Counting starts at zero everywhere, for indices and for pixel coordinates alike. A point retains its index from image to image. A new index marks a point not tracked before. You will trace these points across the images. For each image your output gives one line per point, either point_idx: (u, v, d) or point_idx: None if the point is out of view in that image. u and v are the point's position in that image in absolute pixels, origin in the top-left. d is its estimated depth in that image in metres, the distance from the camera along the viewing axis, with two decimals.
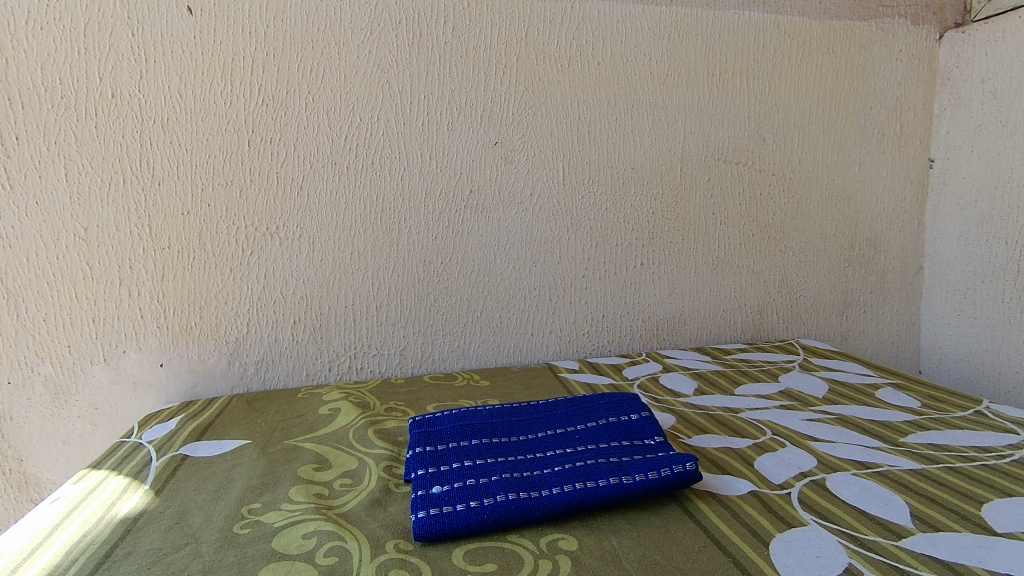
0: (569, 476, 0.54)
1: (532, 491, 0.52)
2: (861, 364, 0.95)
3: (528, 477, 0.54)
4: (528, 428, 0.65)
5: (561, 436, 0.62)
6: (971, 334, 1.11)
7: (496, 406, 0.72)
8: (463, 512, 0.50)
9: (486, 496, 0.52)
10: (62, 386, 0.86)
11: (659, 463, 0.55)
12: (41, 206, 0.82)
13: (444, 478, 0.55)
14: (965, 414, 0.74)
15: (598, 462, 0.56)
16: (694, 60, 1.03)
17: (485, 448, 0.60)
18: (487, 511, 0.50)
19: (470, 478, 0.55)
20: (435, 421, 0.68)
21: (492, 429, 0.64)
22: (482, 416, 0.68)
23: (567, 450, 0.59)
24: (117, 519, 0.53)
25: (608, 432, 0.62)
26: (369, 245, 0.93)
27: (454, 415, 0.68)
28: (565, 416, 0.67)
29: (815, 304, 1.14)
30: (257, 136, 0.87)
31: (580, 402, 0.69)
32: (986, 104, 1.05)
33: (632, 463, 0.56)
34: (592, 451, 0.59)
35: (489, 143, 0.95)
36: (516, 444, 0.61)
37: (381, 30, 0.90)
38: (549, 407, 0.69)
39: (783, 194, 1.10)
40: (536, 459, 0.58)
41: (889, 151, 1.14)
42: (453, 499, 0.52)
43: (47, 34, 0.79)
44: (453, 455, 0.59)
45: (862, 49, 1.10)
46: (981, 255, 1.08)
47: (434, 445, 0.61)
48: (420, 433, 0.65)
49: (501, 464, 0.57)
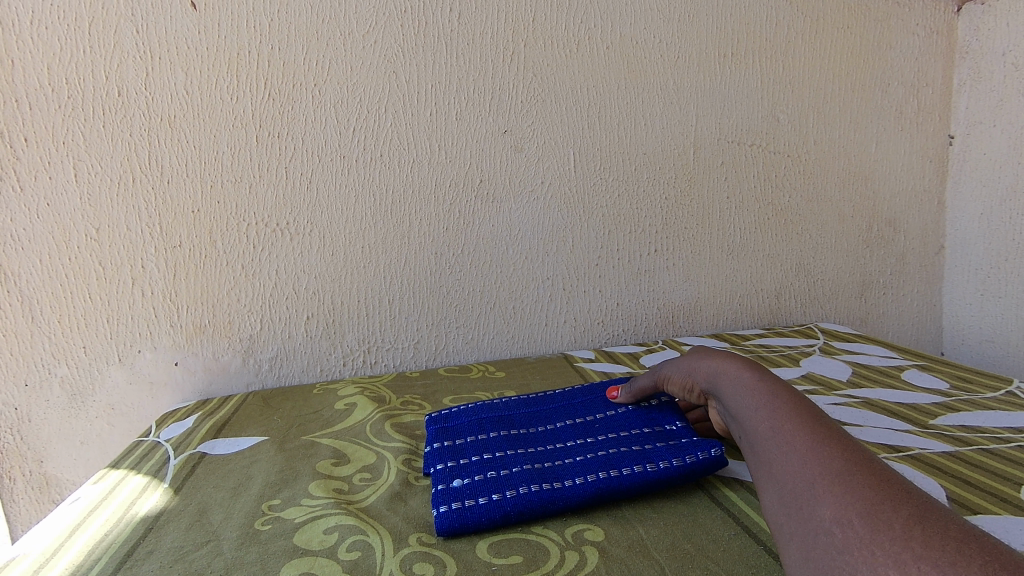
0: (592, 466, 0.53)
1: (554, 482, 0.51)
2: (884, 347, 0.93)
3: (551, 468, 0.54)
4: (546, 418, 0.64)
5: (579, 425, 0.62)
6: (995, 314, 1.09)
7: (511, 397, 0.72)
8: (486, 505, 0.49)
9: (508, 488, 0.51)
10: (79, 387, 0.86)
11: (683, 451, 0.54)
12: (52, 207, 0.82)
13: (464, 471, 0.54)
14: (995, 395, 0.72)
15: (621, 451, 0.55)
16: (705, 41, 1.01)
17: (503, 440, 0.60)
18: (508, 503, 0.49)
19: (491, 471, 0.54)
20: (451, 416, 0.67)
21: (509, 421, 0.64)
22: (498, 409, 0.67)
23: (587, 440, 0.58)
24: (137, 518, 0.53)
25: (628, 420, 0.61)
26: (380, 238, 0.92)
27: (469, 409, 0.68)
28: (582, 406, 0.66)
29: (833, 287, 1.12)
30: (265, 131, 0.87)
31: (596, 392, 0.69)
32: (1008, 77, 1.03)
33: (656, 450, 0.55)
34: (612, 439, 0.58)
35: (499, 131, 0.94)
36: (536, 436, 0.60)
37: (386, 19, 0.88)
38: (566, 396, 0.69)
39: (799, 176, 1.08)
40: (556, 449, 0.57)
41: (907, 129, 1.11)
42: (475, 492, 0.51)
43: (52, 34, 0.79)
44: (471, 449, 0.58)
45: (878, 24, 1.07)
46: (1005, 232, 1.05)
47: (452, 441, 0.60)
48: (437, 429, 0.64)
49: (520, 456, 0.56)
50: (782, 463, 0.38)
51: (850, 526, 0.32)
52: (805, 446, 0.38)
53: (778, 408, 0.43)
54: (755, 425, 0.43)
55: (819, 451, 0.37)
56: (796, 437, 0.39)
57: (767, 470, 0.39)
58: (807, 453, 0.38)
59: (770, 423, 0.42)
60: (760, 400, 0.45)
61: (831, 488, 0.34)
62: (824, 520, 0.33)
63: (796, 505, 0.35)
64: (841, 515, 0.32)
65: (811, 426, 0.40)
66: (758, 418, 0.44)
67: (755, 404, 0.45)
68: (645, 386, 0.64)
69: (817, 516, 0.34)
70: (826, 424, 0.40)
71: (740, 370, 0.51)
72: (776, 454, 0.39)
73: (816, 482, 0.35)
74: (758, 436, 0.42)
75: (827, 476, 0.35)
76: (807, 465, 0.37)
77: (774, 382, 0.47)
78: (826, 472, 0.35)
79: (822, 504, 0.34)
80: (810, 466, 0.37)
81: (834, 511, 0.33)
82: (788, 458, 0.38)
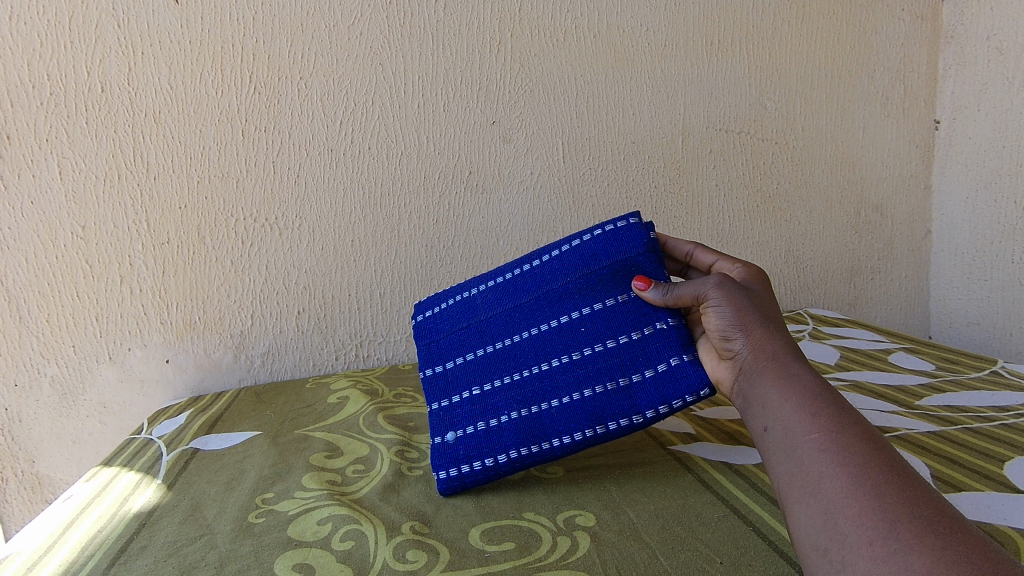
0: (579, 412, 0.53)
1: (544, 442, 0.53)
2: (871, 330, 0.94)
3: (539, 418, 0.54)
4: (528, 320, 0.59)
5: (564, 331, 0.57)
6: (981, 296, 1.10)
7: (491, 272, 0.65)
8: (482, 472, 0.53)
9: (500, 451, 0.53)
10: (69, 386, 0.86)
11: (668, 382, 0.52)
12: (36, 206, 0.81)
13: (456, 420, 0.56)
14: (980, 375, 0.74)
15: (609, 391, 0.53)
16: (692, 29, 1.00)
17: (490, 362, 0.59)
18: (505, 467, 0.53)
19: (481, 420, 0.55)
20: (435, 322, 0.64)
21: (491, 328, 0.60)
22: (480, 312, 0.62)
23: (573, 359, 0.55)
24: (131, 515, 0.53)
25: (616, 322, 0.55)
26: (369, 232, 0.92)
27: (453, 312, 0.63)
28: (568, 293, 0.58)
29: (822, 273, 1.13)
30: (251, 126, 0.86)
31: (580, 266, 0.59)
32: (992, 61, 1.03)
33: (645, 388, 0.53)
34: (600, 363, 0.54)
35: (487, 122, 0.94)
36: (520, 353, 0.58)
37: (371, 10, 0.88)
38: (550, 273, 0.60)
39: (787, 163, 1.08)
40: (542, 378, 0.56)
41: (893, 114, 1.12)
42: (470, 454, 0.54)
43: (31, 29, 0.78)
44: (462, 380, 0.59)
45: (864, 10, 1.08)
46: (990, 216, 1.06)
47: (441, 366, 0.61)
48: (424, 346, 0.63)
49: (509, 393, 0.56)
50: (846, 484, 0.37)
51: None
52: (877, 474, 0.37)
53: (837, 421, 0.41)
54: (806, 428, 0.41)
55: (896, 488, 0.36)
56: (864, 461, 0.38)
57: (817, 483, 0.38)
58: (881, 484, 0.37)
59: (827, 433, 0.40)
60: (815, 406, 0.42)
61: (922, 538, 0.33)
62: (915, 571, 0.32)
63: (867, 538, 0.35)
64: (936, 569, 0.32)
65: (878, 454, 0.39)
66: (809, 422, 0.42)
67: (809, 411, 0.42)
68: (686, 300, 0.53)
69: (902, 560, 0.33)
70: (887, 451, 0.39)
71: (798, 368, 0.46)
72: (835, 472, 0.38)
73: (898, 521, 0.35)
74: (809, 441, 0.41)
75: (912, 521, 0.34)
76: (883, 500, 0.36)
77: (828, 390, 0.44)
78: (911, 516, 0.35)
79: (913, 552, 0.33)
80: (889, 502, 0.36)
81: (929, 564, 0.32)
82: (854, 482, 0.37)
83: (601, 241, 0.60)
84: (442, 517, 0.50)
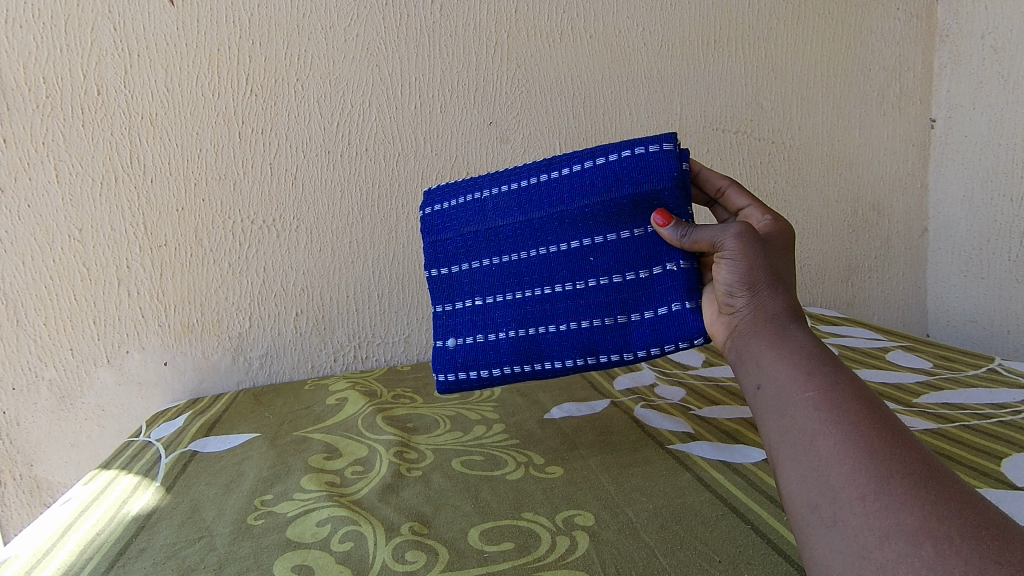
0: (574, 341, 0.57)
1: (536, 363, 0.58)
2: (869, 329, 0.94)
3: (535, 341, 0.58)
4: (538, 237, 0.59)
5: (573, 257, 0.58)
6: (978, 294, 1.11)
7: (508, 173, 0.61)
8: (476, 380, 0.60)
9: (495, 366, 0.59)
10: (67, 389, 0.86)
11: (664, 326, 0.55)
12: (33, 209, 0.81)
13: (459, 328, 0.61)
14: (978, 373, 0.74)
15: (604, 326, 0.56)
16: (688, 29, 1.01)
17: (497, 275, 0.60)
18: (498, 380, 0.60)
19: (481, 333, 0.60)
20: (443, 220, 0.63)
21: (501, 240, 0.60)
22: (490, 220, 0.61)
23: (575, 287, 0.57)
24: (129, 517, 0.53)
25: (624, 258, 0.56)
26: (367, 233, 0.92)
27: (462, 212, 0.62)
28: (582, 217, 0.57)
29: (820, 271, 1.13)
30: (248, 128, 0.86)
31: (601, 192, 0.57)
32: (987, 59, 1.04)
33: (639, 327, 0.56)
34: (600, 296, 0.57)
35: (484, 123, 0.94)
36: (526, 272, 0.59)
37: (368, 12, 0.88)
38: (568, 190, 0.58)
39: (784, 162, 1.09)
40: (543, 300, 0.58)
41: (889, 113, 1.12)
42: (467, 363, 0.60)
43: (27, 32, 0.78)
44: (466, 287, 0.62)
45: (859, 9, 1.08)
46: (986, 213, 1.07)
47: (448, 269, 0.63)
48: (431, 242, 0.63)
49: (510, 310, 0.59)
50: (839, 442, 0.36)
51: (945, 540, 0.31)
52: (870, 431, 0.36)
53: (833, 380, 0.40)
54: (800, 387, 0.40)
55: (890, 447, 0.35)
56: (857, 418, 0.37)
57: (809, 440, 0.38)
58: (874, 441, 0.36)
59: (822, 391, 0.39)
60: (811, 365, 0.41)
61: (914, 493, 0.33)
62: (907, 526, 0.32)
63: (858, 495, 0.34)
64: (931, 528, 0.31)
65: (874, 411, 0.37)
66: (803, 381, 0.41)
67: (805, 370, 0.41)
68: (703, 245, 0.52)
69: (894, 517, 0.32)
70: (883, 409, 0.38)
71: (796, 330, 0.45)
72: (828, 430, 0.37)
73: (891, 477, 0.34)
74: (803, 400, 0.40)
75: (905, 477, 0.34)
76: (876, 457, 0.35)
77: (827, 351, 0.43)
78: (904, 473, 0.34)
79: (906, 508, 0.32)
80: (882, 458, 0.35)
81: (922, 520, 0.32)
82: (848, 439, 0.36)
83: (628, 165, 0.56)
84: (441, 517, 0.50)
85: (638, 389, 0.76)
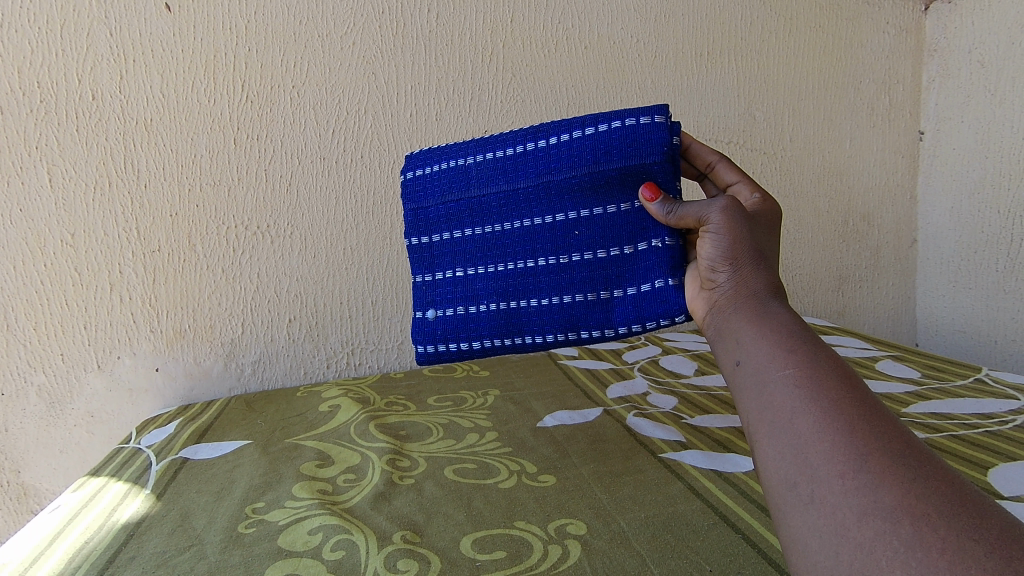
0: (555, 315, 0.59)
1: (517, 336, 0.60)
2: (858, 338, 0.95)
3: (517, 314, 0.60)
4: (523, 208, 0.59)
5: (557, 230, 0.59)
6: (966, 304, 1.12)
7: (493, 139, 0.60)
8: (456, 351, 0.62)
9: (476, 339, 0.61)
10: (57, 395, 0.85)
11: (647, 303, 0.56)
12: (25, 213, 0.80)
13: (440, 300, 0.63)
14: (965, 383, 0.75)
15: (586, 302, 0.58)
16: (682, 41, 1.02)
17: (479, 247, 0.61)
18: (476, 352, 0.61)
19: (463, 305, 0.62)
20: (426, 185, 0.63)
21: (485, 210, 0.60)
22: (474, 188, 0.60)
23: (559, 261, 0.59)
24: (118, 525, 0.53)
25: (610, 232, 0.57)
26: (361, 239, 0.92)
27: (445, 178, 0.62)
28: (568, 189, 0.57)
29: (811, 280, 1.14)
30: (243, 133, 0.86)
31: (588, 164, 0.56)
32: (974, 73, 1.05)
33: (621, 303, 0.57)
34: (583, 270, 0.58)
35: (479, 131, 0.95)
36: (510, 244, 0.60)
37: (364, 20, 0.88)
38: (553, 160, 0.57)
39: (775, 172, 1.10)
40: (527, 273, 0.60)
41: (879, 125, 1.14)
42: (447, 334, 0.62)
43: (22, 37, 0.77)
44: (448, 257, 0.63)
45: (850, 22, 1.10)
46: (974, 224, 1.08)
47: (430, 238, 0.63)
48: (412, 210, 0.63)
49: (492, 282, 0.61)
50: (817, 419, 0.36)
51: (923, 518, 0.30)
52: (849, 408, 0.36)
53: (813, 356, 0.39)
54: (780, 364, 0.40)
55: (869, 424, 0.35)
56: (836, 395, 0.37)
57: (788, 418, 0.37)
58: (854, 418, 0.35)
59: (801, 369, 0.39)
60: (790, 341, 0.41)
61: (893, 471, 0.32)
62: (885, 504, 0.31)
63: (834, 473, 0.33)
64: (909, 505, 0.30)
65: (853, 389, 0.37)
66: (783, 358, 0.40)
67: (784, 346, 0.41)
68: (690, 221, 0.52)
69: (872, 494, 0.32)
70: (862, 386, 0.37)
71: (777, 306, 0.45)
72: (807, 407, 0.37)
73: (869, 454, 0.33)
74: (782, 377, 0.39)
75: (884, 454, 0.33)
76: (854, 434, 0.34)
77: (807, 327, 0.42)
78: (882, 450, 0.33)
79: (883, 485, 0.32)
80: (861, 435, 0.34)
81: (899, 498, 0.31)
82: (827, 417, 0.36)
83: (617, 136, 0.56)
84: (433, 526, 0.50)
85: (631, 398, 0.76)
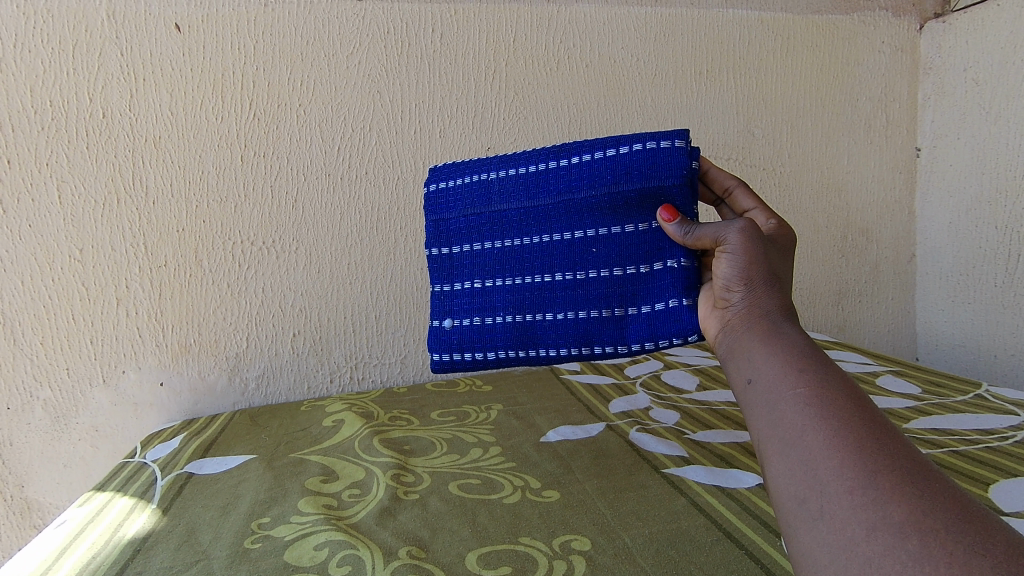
0: (569, 330, 0.60)
1: (531, 350, 0.61)
2: (859, 353, 0.96)
3: (531, 329, 0.61)
4: (543, 224, 0.60)
5: (576, 246, 0.59)
6: (966, 319, 1.13)
7: (516, 157, 0.62)
8: (469, 360, 0.62)
9: (490, 350, 0.62)
10: (62, 410, 0.86)
11: (660, 322, 0.57)
12: (34, 229, 0.81)
13: (456, 308, 0.63)
14: (965, 398, 0.75)
15: (600, 318, 0.59)
16: (681, 59, 1.04)
17: (497, 260, 0.62)
18: (491, 362, 0.62)
19: (479, 316, 0.62)
20: (447, 199, 0.63)
21: (505, 224, 0.61)
22: (496, 203, 0.61)
23: (575, 278, 0.59)
24: (125, 541, 0.53)
25: (626, 252, 0.58)
26: (366, 255, 0.93)
27: (467, 192, 0.63)
28: (587, 207, 0.59)
29: (810, 295, 1.15)
30: (250, 151, 0.87)
31: (608, 184, 0.58)
32: (969, 91, 1.07)
33: (634, 321, 0.58)
34: (598, 287, 0.59)
35: (482, 148, 0.96)
36: (527, 259, 0.61)
37: (370, 40, 0.90)
38: (575, 179, 0.59)
39: (775, 189, 1.11)
40: (542, 288, 0.60)
41: (876, 142, 1.15)
42: (461, 344, 0.63)
43: (35, 57, 0.79)
44: (466, 270, 0.63)
45: (846, 41, 1.12)
46: (972, 240, 1.09)
47: (449, 249, 0.64)
48: (433, 221, 0.64)
49: (510, 295, 0.61)
50: (827, 436, 0.36)
51: (930, 533, 0.30)
52: (859, 427, 0.36)
53: (823, 376, 0.40)
54: (791, 382, 0.40)
55: (877, 442, 0.35)
56: (846, 414, 0.37)
57: (798, 435, 0.38)
58: (863, 436, 0.36)
59: (812, 388, 0.39)
60: (802, 361, 0.42)
61: (901, 488, 0.33)
62: (893, 520, 0.32)
63: (844, 489, 0.34)
64: (917, 521, 0.31)
65: (862, 408, 0.37)
66: (794, 376, 0.41)
67: (795, 366, 0.41)
68: (706, 241, 0.53)
69: (881, 511, 0.32)
70: (871, 407, 0.38)
71: (790, 327, 0.45)
72: (817, 425, 0.37)
73: (877, 471, 0.34)
74: (792, 395, 0.40)
75: (893, 472, 0.33)
76: (863, 451, 0.35)
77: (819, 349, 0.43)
78: (891, 468, 0.34)
79: (892, 501, 0.32)
80: (869, 453, 0.35)
81: (908, 514, 0.31)
82: (837, 434, 0.36)
83: (638, 159, 0.57)
84: (438, 541, 0.50)
85: (634, 413, 0.76)
